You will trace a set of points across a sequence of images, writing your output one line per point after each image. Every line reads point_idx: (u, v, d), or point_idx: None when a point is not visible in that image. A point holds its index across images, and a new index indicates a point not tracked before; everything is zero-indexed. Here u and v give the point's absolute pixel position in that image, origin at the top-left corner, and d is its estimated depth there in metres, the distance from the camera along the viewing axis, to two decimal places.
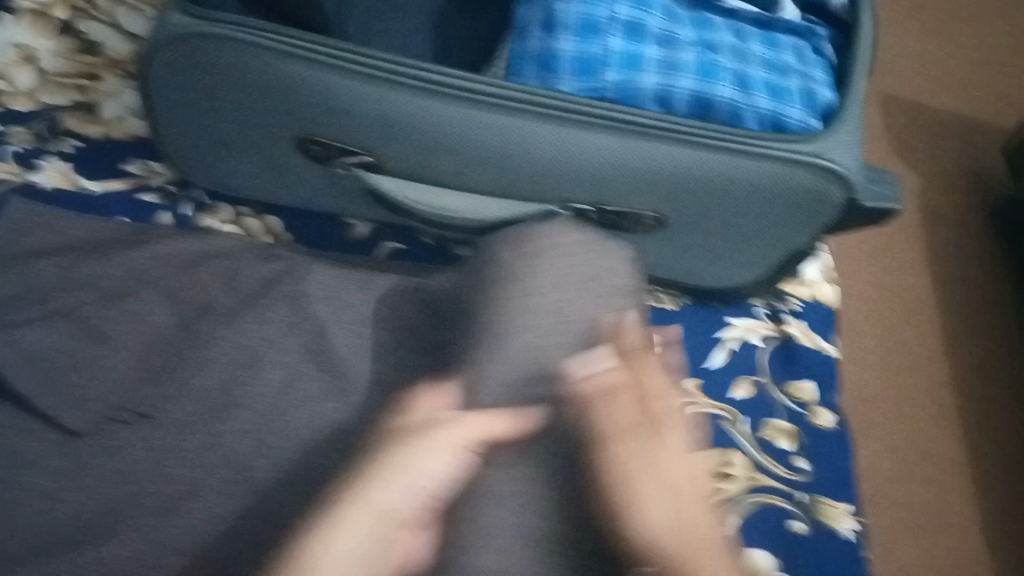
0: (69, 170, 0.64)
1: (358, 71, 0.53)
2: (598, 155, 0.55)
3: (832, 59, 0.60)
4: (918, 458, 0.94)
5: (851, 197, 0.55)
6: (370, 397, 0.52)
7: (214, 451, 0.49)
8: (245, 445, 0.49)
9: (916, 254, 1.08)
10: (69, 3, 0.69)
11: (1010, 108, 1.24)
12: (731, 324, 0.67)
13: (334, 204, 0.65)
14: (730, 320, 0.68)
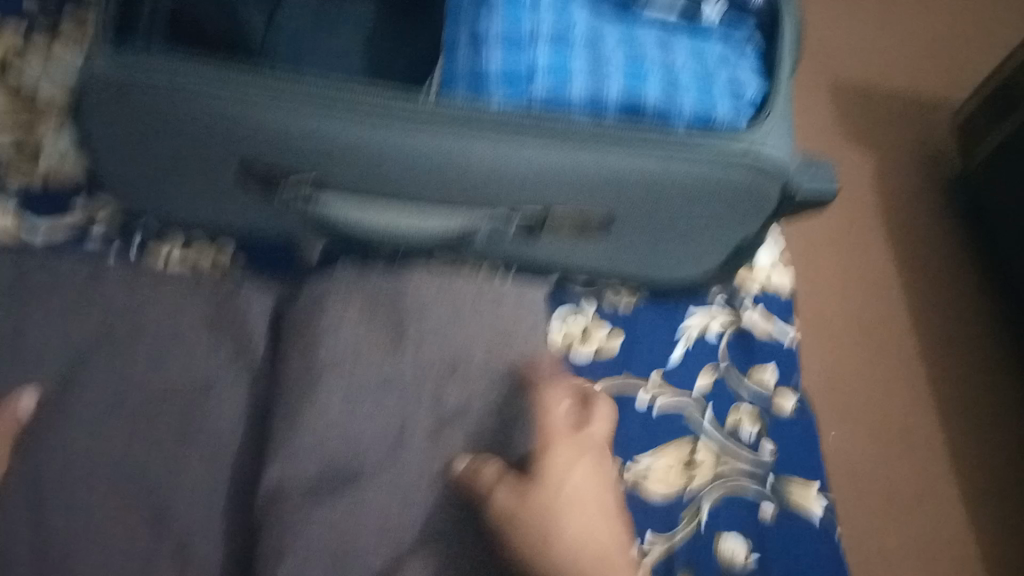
0: (20, 213, 0.65)
1: (293, 99, 0.53)
2: (538, 163, 0.56)
3: (757, 52, 0.62)
4: (871, 431, 0.98)
5: (785, 185, 0.58)
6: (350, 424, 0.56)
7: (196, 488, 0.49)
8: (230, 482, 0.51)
9: (851, 234, 1.13)
10: (4, 51, 0.70)
11: (928, 86, 1.30)
12: (691, 314, 0.70)
13: (286, 229, 0.66)
14: (690, 310, 0.70)
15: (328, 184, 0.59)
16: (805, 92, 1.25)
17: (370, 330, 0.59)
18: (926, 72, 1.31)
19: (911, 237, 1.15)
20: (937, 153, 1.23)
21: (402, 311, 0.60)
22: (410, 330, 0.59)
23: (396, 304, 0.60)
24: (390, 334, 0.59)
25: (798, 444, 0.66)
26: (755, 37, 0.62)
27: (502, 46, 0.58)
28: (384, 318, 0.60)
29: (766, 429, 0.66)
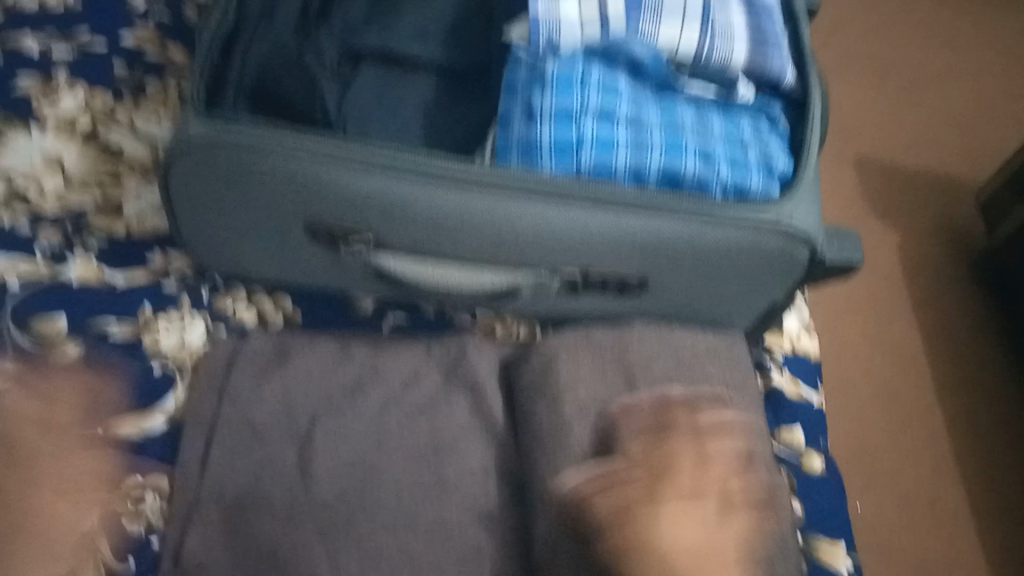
0: (96, 266, 0.68)
1: (360, 165, 0.59)
2: (581, 227, 0.61)
3: (787, 132, 0.67)
4: (896, 498, 0.99)
5: (813, 254, 0.62)
6: (489, 477, 0.61)
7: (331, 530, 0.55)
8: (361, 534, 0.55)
9: (877, 304, 1.16)
10: (92, 113, 0.77)
11: (951, 163, 1.34)
12: None
13: (343, 284, 0.70)
14: None
15: (388, 242, 0.64)
16: (831, 166, 1.29)
17: (603, 383, 0.63)
18: (949, 151, 1.35)
19: (935, 308, 1.17)
20: (960, 229, 1.26)
21: (631, 364, 0.63)
22: (640, 381, 0.63)
23: (622, 355, 0.64)
24: (624, 385, 0.62)
25: (824, 505, 0.68)
26: (782, 118, 0.68)
27: (554, 118, 0.62)
28: (614, 369, 0.63)
29: (793, 488, 0.68)
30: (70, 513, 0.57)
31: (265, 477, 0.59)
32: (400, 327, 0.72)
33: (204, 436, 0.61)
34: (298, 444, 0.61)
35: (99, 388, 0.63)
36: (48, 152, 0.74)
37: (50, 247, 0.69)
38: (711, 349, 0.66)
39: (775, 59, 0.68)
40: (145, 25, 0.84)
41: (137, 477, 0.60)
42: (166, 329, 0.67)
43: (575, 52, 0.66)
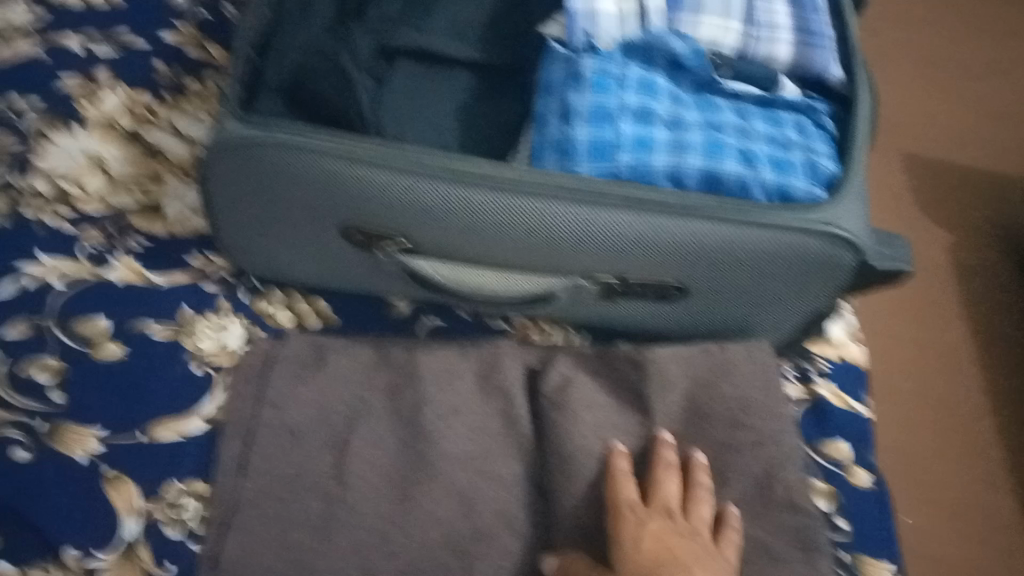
0: (137, 267, 0.69)
1: (394, 166, 0.58)
2: (619, 230, 0.59)
3: (833, 132, 0.65)
4: (947, 509, 0.96)
5: (861, 259, 0.60)
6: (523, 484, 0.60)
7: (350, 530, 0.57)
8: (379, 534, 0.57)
9: (927, 306, 1.12)
10: (134, 115, 0.78)
11: (1006, 160, 1.29)
12: None
13: (378, 287, 0.70)
14: None
15: (422, 245, 0.63)
16: (879, 164, 1.26)
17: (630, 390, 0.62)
18: (1004, 148, 1.31)
19: (987, 312, 1.13)
20: (1016, 230, 1.22)
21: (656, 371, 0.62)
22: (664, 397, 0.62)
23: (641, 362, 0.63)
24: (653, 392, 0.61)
25: (870, 521, 0.66)
26: (828, 117, 0.65)
27: (590, 119, 0.61)
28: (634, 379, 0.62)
29: (839, 504, 0.66)
30: (111, 511, 0.58)
31: (302, 481, 0.59)
32: (436, 331, 0.72)
33: (241, 438, 0.61)
34: (334, 448, 0.60)
35: (138, 389, 0.63)
36: (91, 154, 0.75)
37: (93, 248, 0.69)
38: (746, 349, 0.63)
39: (820, 57, 0.66)
40: (185, 24, 0.85)
41: (176, 481, 0.60)
42: (206, 332, 0.67)
43: (612, 51, 0.64)
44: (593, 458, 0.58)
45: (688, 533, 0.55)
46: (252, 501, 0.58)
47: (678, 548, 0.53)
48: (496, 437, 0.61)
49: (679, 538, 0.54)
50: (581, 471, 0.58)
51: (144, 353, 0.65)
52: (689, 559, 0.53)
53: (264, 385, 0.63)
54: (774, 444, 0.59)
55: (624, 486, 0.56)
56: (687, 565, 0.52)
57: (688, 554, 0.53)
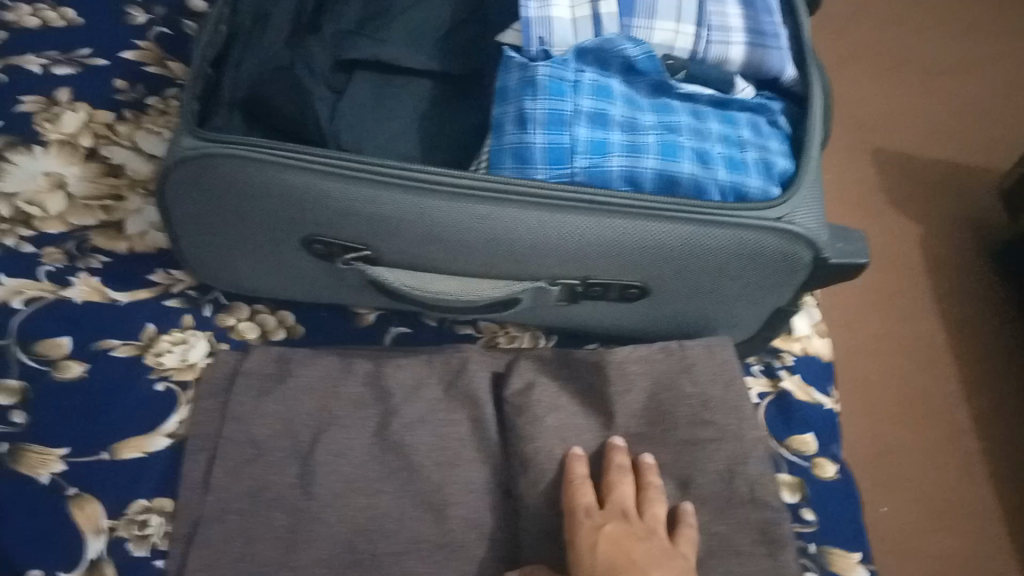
0: (98, 285, 0.69)
1: (350, 177, 0.58)
2: (576, 233, 0.60)
3: (787, 130, 0.65)
4: (919, 498, 0.97)
5: (817, 255, 0.60)
6: (490, 490, 0.60)
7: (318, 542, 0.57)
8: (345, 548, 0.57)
9: (895, 299, 1.13)
10: (94, 133, 0.78)
11: (970, 151, 1.31)
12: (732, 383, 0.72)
13: (343, 298, 0.70)
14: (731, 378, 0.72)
15: (384, 254, 0.63)
16: (845, 159, 1.27)
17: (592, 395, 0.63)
18: (968, 140, 1.32)
19: (956, 302, 1.15)
20: (984, 220, 1.23)
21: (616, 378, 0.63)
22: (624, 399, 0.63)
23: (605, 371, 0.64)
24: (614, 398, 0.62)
25: (837, 513, 0.67)
26: (782, 116, 0.66)
27: (546, 124, 0.61)
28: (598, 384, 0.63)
29: (806, 495, 0.67)
30: (75, 532, 0.58)
31: (267, 494, 0.59)
32: (402, 338, 0.72)
33: (205, 453, 0.61)
34: (298, 459, 0.60)
35: (101, 408, 0.63)
36: (51, 173, 0.75)
37: (53, 267, 0.69)
38: (710, 350, 0.65)
39: (774, 57, 0.67)
40: (146, 41, 0.85)
41: (141, 499, 0.60)
42: (168, 347, 0.67)
43: (567, 56, 0.64)
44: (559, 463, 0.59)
45: (645, 533, 0.55)
46: (217, 516, 0.58)
47: (635, 550, 0.53)
48: (461, 443, 0.62)
49: (635, 541, 0.54)
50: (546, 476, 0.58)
51: (106, 371, 0.65)
52: (647, 560, 0.53)
53: (229, 400, 0.63)
54: (736, 439, 0.60)
55: (580, 490, 0.57)
56: (644, 567, 0.52)
57: (644, 555, 0.53)
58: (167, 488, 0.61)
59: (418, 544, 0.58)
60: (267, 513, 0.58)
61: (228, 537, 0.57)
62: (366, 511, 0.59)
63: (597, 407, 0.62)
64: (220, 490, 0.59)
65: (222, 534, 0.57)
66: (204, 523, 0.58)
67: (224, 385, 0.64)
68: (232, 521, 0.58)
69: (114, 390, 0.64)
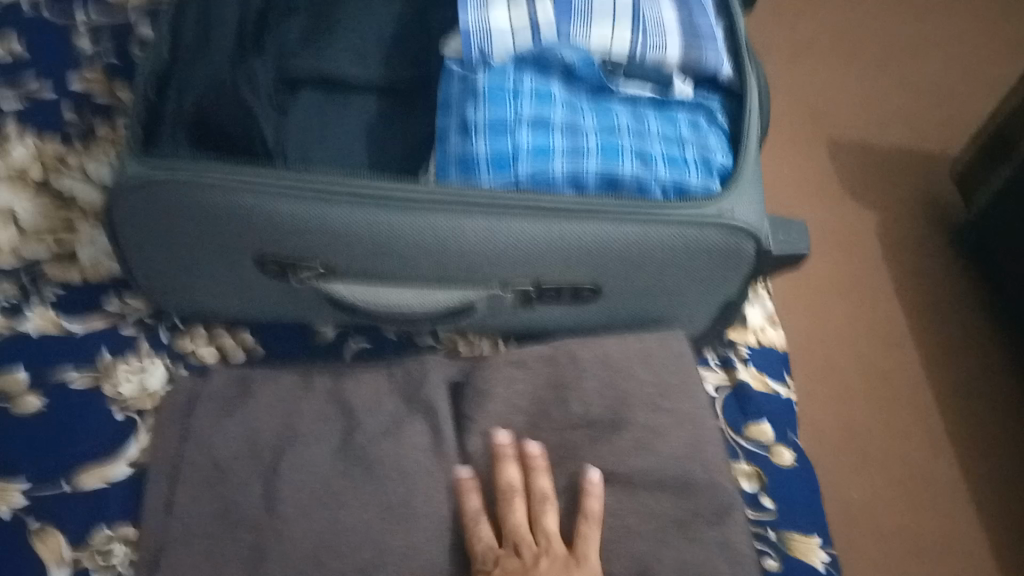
0: (53, 316, 0.69)
1: (298, 195, 0.59)
2: (524, 237, 0.61)
3: (725, 127, 0.67)
4: (885, 479, 0.99)
5: (760, 247, 0.62)
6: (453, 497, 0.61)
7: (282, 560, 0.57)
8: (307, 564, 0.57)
9: (853, 285, 1.16)
10: (43, 164, 0.77)
11: (920, 137, 1.34)
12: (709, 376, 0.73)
13: (301, 315, 0.71)
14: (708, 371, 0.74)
15: (338, 269, 0.64)
16: (798, 150, 1.29)
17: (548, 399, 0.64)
18: (917, 126, 1.36)
19: (913, 285, 1.17)
20: (938, 204, 1.26)
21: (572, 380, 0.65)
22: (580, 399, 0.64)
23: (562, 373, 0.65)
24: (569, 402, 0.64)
25: (796, 499, 0.68)
26: (720, 113, 0.68)
27: (489, 132, 0.62)
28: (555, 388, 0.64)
29: (764, 484, 0.68)
30: (37, 563, 0.58)
31: (229, 515, 0.59)
32: (362, 352, 0.73)
33: (167, 479, 0.61)
34: (260, 479, 0.61)
35: (60, 439, 0.63)
36: (0, 207, 0.74)
37: (7, 301, 0.69)
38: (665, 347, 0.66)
39: (710, 55, 0.68)
40: (93, 71, 0.85)
41: (103, 528, 0.60)
42: (127, 375, 0.67)
43: (505, 65, 0.65)
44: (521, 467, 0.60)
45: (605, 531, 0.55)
46: (180, 540, 0.58)
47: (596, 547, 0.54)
48: (423, 452, 0.62)
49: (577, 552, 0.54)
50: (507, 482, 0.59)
51: (65, 402, 0.65)
52: None
53: (189, 424, 0.63)
54: (690, 433, 0.62)
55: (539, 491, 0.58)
56: None
57: None
58: (130, 516, 0.61)
59: (381, 556, 0.58)
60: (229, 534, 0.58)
61: (192, 561, 0.57)
62: (328, 526, 0.59)
63: (554, 409, 0.63)
64: (182, 514, 0.59)
65: (185, 559, 0.57)
66: (167, 548, 0.58)
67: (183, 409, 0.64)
68: (195, 545, 0.58)
69: (73, 421, 0.64)
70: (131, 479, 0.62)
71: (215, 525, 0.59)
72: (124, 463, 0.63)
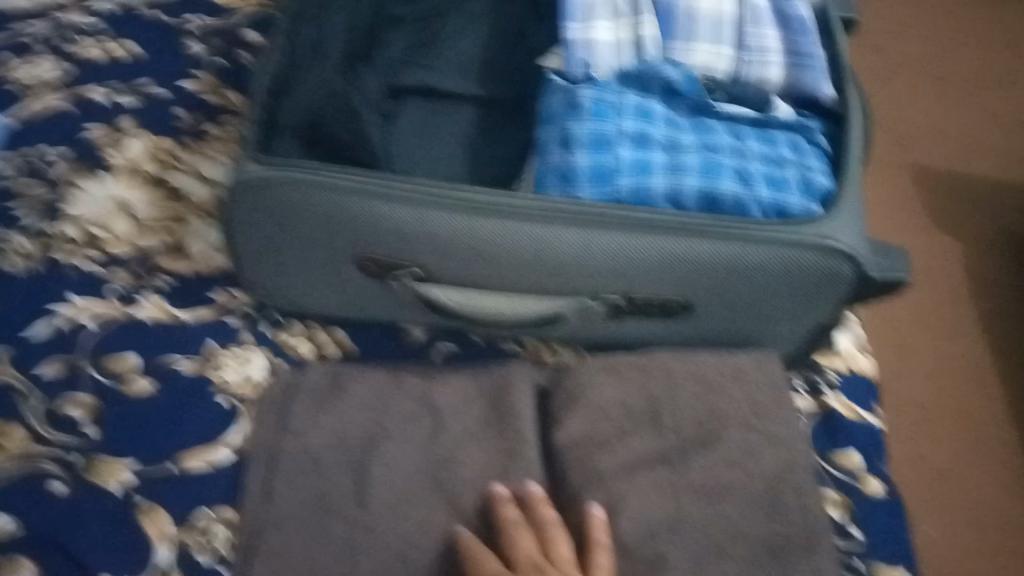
0: (163, 303, 0.72)
1: (404, 200, 0.61)
2: (620, 251, 0.61)
3: (826, 149, 0.67)
4: (968, 518, 0.96)
5: (859, 271, 0.62)
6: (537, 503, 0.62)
7: (372, 552, 0.59)
8: (396, 557, 0.59)
9: (939, 315, 1.13)
10: (157, 160, 0.82)
11: (1013, 168, 1.30)
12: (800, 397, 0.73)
13: (394, 315, 0.73)
14: (796, 390, 0.74)
15: (435, 273, 0.66)
16: (885, 176, 1.27)
17: (632, 412, 0.64)
18: (1011, 156, 1.32)
19: (1002, 319, 1.14)
20: None
21: (658, 394, 0.65)
22: (666, 414, 0.64)
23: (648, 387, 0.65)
24: (655, 415, 0.64)
25: (883, 530, 0.67)
26: (821, 135, 0.68)
27: (590, 145, 0.63)
28: (641, 401, 0.65)
29: (852, 513, 0.67)
30: (142, 537, 0.61)
31: (322, 504, 0.61)
32: (450, 355, 0.74)
33: (264, 465, 0.64)
34: (352, 471, 0.63)
35: (167, 420, 0.66)
36: (117, 198, 0.79)
37: (121, 287, 0.73)
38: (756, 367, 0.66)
39: (812, 76, 0.68)
40: (205, 73, 0.89)
41: (205, 507, 0.63)
42: (229, 363, 0.70)
43: (609, 80, 0.67)
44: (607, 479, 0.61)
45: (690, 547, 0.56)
46: (275, 525, 0.60)
47: None
48: (510, 456, 0.63)
49: None
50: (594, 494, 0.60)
51: (171, 386, 0.68)
52: None
53: (286, 414, 0.65)
54: (777, 455, 0.62)
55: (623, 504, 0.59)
56: None
57: None
58: (228, 498, 0.64)
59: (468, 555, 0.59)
60: (321, 524, 0.60)
61: (286, 545, 0.60)
62: (417, 522, 0.60)
63: (642, 422, 0.64)
64: (278, 500, 0.61)
65: (280, 543, 0.60)
66: (263, 531, 0.60)
67: (280, 399, 0.67)
68: (289, 530, 0.60)
69: (179, 403, 0.67)
70: (230, 464, 0.65)
71: (309, 513, 0.61)
72: (223, 446, 0.66)
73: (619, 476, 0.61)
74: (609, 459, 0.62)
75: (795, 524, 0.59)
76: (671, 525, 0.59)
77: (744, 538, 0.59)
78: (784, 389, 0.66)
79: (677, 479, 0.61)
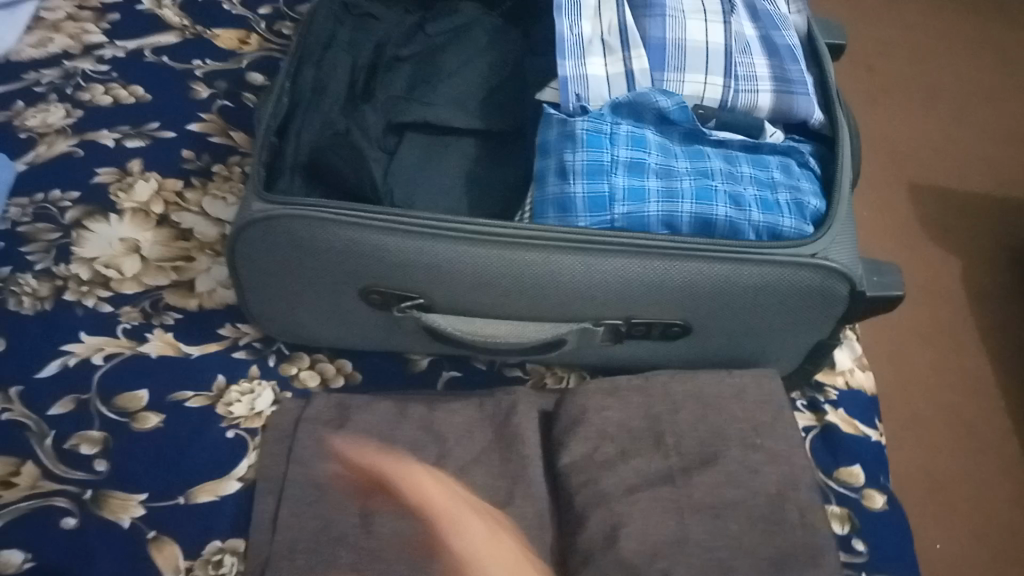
0: (172, 339, 0.74)
1: (405, 231, 0.63)
2: (618, 275, 0.63)
3: (816, 171, 0.69)
4: (976, 531, 0.96)
5: (853, 289, 0.63)
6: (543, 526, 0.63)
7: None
8: None
9: (939, 330, 1.14)
10: (164, 199, 0.84)
11: (1006, 182, 1.32)
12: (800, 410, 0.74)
13: (398, 345, 0.74)
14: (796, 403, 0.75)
15: (437, 302, 0.67)
16: (880, 194, 1.29)
17: (635, 433, 0.65)
18: (1002, 171, 1.34)
19: (1001, 333, 1.15)
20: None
21: (659, 415, 0.66)
22: (668, 434, 0.65)
23: (650, 408, 0.67)
24: (657, 435, 0.65)
25: (887, 544, 0.67)
26: (812, 157, 0.69)
27: (586, 175, 0.65)
28: (643, 422, 0.66)
29: (857, 528, 0.67)
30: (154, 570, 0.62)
31: (331, 533, 0.62)
32: (454, 382, 0.75)
33: (273, 496, 0.65)
34: (359, 499, 0.63)
35: (177, 455, 0.67)
36: (126, 238, 0.81)
37: (131, 325, 0.74)
38: (755, 386, 0.67)
39: (801, 101, 0.70)
40: (210, 114, 0.91)
41: (216, 539, 0.64)
42: (237, 397, 0.71)
43: (603, 111, 0.68)
44: (612, 500, 0.62)
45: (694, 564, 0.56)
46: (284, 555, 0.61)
47: None
48: (515, 480, 0.64)
49: None
50: (599, 515, 0.61)
51: (181, 421, 0.69)
52: None
53: (294, 444, 0.67)
54: (778, 471, 0.63)
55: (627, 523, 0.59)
56: None
57: None
58: (238, 530, 0.64)
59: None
60: (330, 552, 0.61)
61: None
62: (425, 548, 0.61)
63: (645, 443, 0.65)
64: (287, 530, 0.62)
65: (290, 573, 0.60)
66: (273, 561, 0.61)
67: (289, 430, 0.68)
68: (299, 560, 0.61)
69: (189, 438, 0.68)
70: (240, 496, 0.66)
71: (318, 542, 0.62)
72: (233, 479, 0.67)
73: (624, 497, 0.62)
74: (613, 480, 0.63)
75: (799, 539, 0.60)
76: (676, 543, 0.59)
77: (748, 554, 0.59)
78: (784, 407, 0.67)
79: (681, 498, 0.62)
